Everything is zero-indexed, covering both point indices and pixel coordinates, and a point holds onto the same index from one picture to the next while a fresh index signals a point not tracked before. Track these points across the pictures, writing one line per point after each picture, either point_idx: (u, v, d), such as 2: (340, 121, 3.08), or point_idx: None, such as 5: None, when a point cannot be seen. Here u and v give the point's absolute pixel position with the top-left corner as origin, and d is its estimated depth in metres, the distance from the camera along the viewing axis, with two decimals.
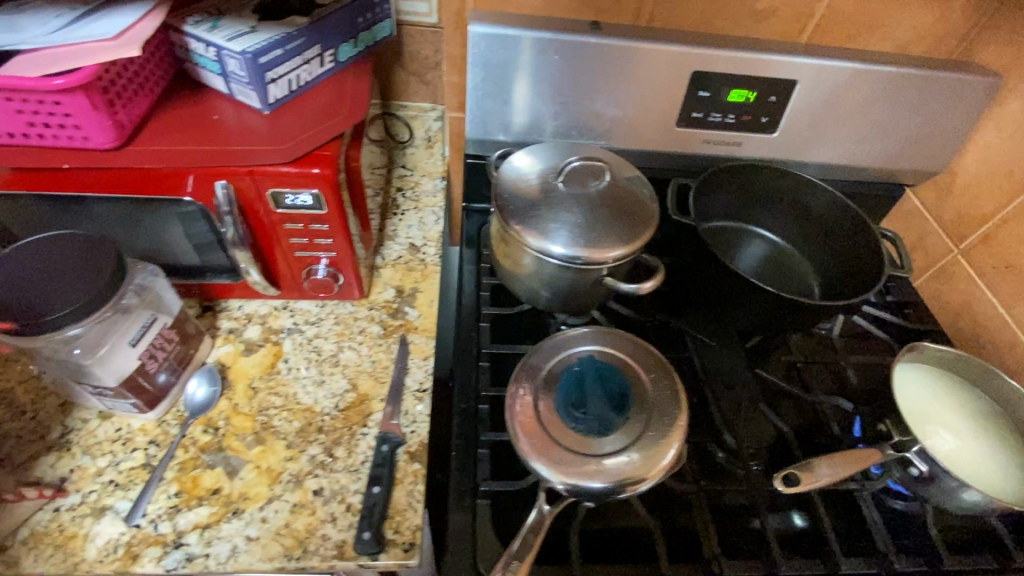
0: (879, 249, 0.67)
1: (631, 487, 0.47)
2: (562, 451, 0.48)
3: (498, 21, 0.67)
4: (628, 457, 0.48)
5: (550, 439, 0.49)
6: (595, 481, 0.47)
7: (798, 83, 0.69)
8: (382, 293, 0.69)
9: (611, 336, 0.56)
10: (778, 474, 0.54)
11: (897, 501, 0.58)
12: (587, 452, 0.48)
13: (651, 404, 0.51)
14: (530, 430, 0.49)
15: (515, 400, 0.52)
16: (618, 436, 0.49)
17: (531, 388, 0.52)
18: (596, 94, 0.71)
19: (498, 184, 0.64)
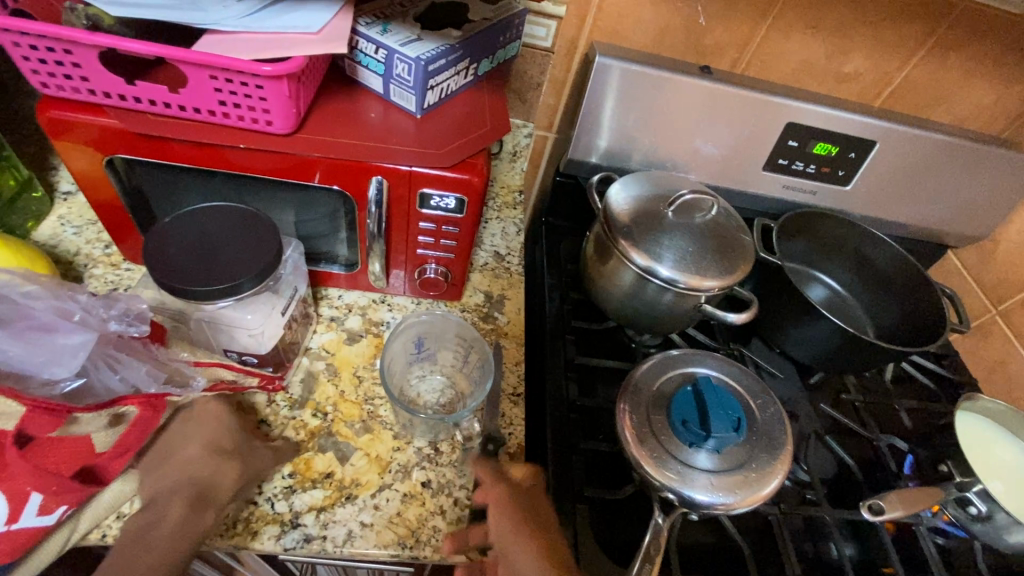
0: (941, 303, 0.73)
1: (728, 506, 0.50)
2: (672, 463, 0.51)
3: (616, 54, 0.71)
4: (737, 475, 0.51)
5: (661, 449, 0.52)
6: (700, 493, 0.50)
7: (877, 143, 0.75)
8: (472, 297, 0.72)
9: (716, 360, 0.60)
10: (865, 503, 0.57)
11: (940, 536, 0.63)
12: (695, 466, 0.51)
13: (758, 430, 0.55)
14: (643, 439, 0.53)
15: (629, 409, 0.55)
16: (726, 457, 0.52)
17: (643, 402, 0.55)
18: (694, 132, 0.75)
19: (606, 205, 0.68)
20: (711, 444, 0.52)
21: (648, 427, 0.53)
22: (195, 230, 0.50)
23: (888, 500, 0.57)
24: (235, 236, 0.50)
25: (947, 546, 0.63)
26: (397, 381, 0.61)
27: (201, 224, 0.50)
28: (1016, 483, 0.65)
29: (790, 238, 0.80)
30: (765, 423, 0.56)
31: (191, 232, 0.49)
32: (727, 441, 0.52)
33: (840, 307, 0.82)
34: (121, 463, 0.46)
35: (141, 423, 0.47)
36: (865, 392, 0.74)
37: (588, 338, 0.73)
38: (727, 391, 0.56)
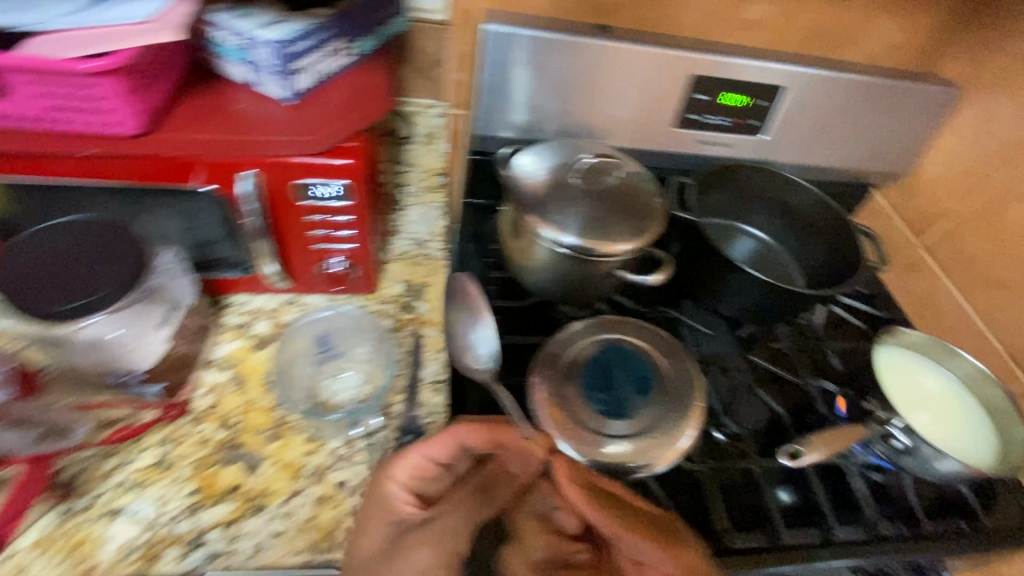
0: (856, 244, 0.72)
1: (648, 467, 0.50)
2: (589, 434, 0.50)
3: (507, 21, 0.68)
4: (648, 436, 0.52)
5: (577, 423, 0.51)
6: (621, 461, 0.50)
7: (786, 89, 0.73)
8: (391, 288, 0.69)
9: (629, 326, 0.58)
10: (784, 449, 0.58)
11: (877, 473, 0.63)
12: (609, 433, 0.51)
13: (669, 386, 0.55)
14: (558, 416, 0.51)
15: (540, 386, 0.54)
16: (637, 418, 0.52)
17: (556, 376, 0.54)
18: (601, 96, 0.73)
19: (512, 182, 0.66)
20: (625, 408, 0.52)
21: (561, 403, 0.52)
22: (45, 247, 0.46)
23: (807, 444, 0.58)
24: (91, 249, 0.47)
25: (884, 483, 0.62)
26: (307, 378, 0.60)
27: (51, 241, 0.47)
28: (941, 415, 0.65)
29: (711, 201, 0.78)
30: (675, 379, 0.55)
31: (40, 252, 0.46)
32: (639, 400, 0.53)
33: (766, 258, 0.82)
34: (14, 527, 0.44)
35: (29, 483, 0.45)
36: (795, 339, 0.74)
37: (511, 318, 0.70)
38: (635, 351, 0.56)
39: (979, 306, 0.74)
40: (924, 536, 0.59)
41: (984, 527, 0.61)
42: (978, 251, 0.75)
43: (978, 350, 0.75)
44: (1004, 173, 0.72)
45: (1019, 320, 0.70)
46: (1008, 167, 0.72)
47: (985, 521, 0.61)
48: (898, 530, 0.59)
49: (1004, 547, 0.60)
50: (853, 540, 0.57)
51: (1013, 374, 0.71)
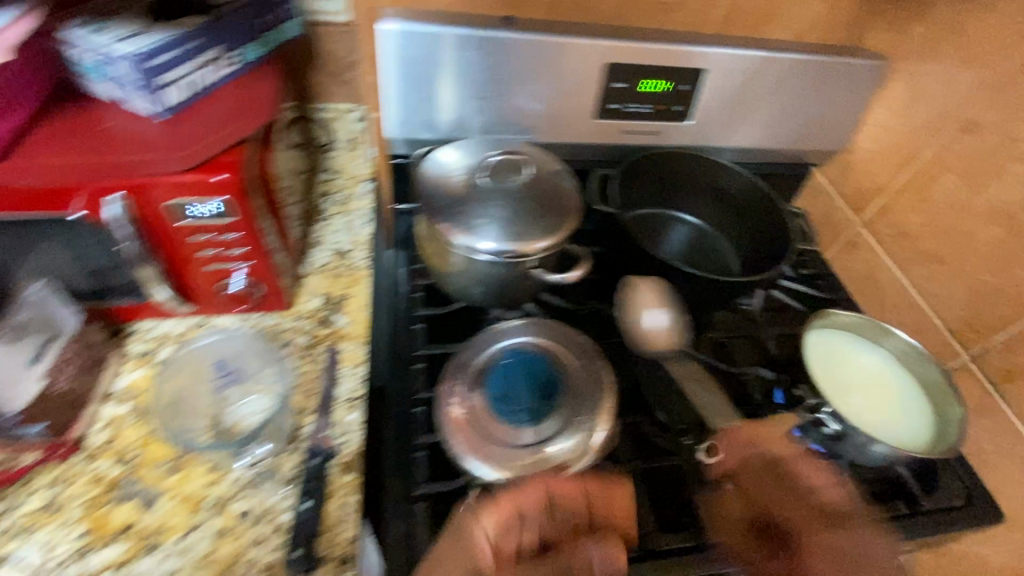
0: (789, 223, 0.72)
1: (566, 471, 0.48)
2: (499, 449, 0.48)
3: (407, 18, 0.65)
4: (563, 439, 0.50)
5: (486, 438, 0.49)
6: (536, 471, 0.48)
7: (706, 71, 0.71)
8: (308, 303, 0.67)
9: (540, 327, 0.56)
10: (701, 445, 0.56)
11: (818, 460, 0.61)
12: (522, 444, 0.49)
13: (579, 385, 0.52)
14: (466, 431, 0.49)
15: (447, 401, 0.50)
16: (548, 423, 0.50)
17: (465, 388, 0.52)
18: (516, 90, 0.71)
19: (421, 189, 0.63)
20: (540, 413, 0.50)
21: (472, 426, 0.49)
22: None
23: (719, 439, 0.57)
24: None
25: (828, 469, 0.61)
26: (208, 403, 0.57)
27: None
28: (875, 395, 0.64)
29: (639, 188, 0.76)
30: (587, 375, 0.53)
31: None
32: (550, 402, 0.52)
33: (704, 246, 0.80)
34: None
35: None
36: (732, 327, 0.73)
37: (436, 329, 0.67)
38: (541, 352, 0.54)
39: (916, 280, 0.72)
40: (863, 523, 0.57)
41: (927, 510, 0.59)
42: (910, 227, 0.73)
43: (911, 328, 0.73)
44: (932, 142, 0.69)
45: (954, 295, 0.68)
46: (934, 137, 0.69)
47: (929, 504, 0.60)
48: None
49: (941, 529, 0.59)
50: None
51: (953, 351, 0.68)
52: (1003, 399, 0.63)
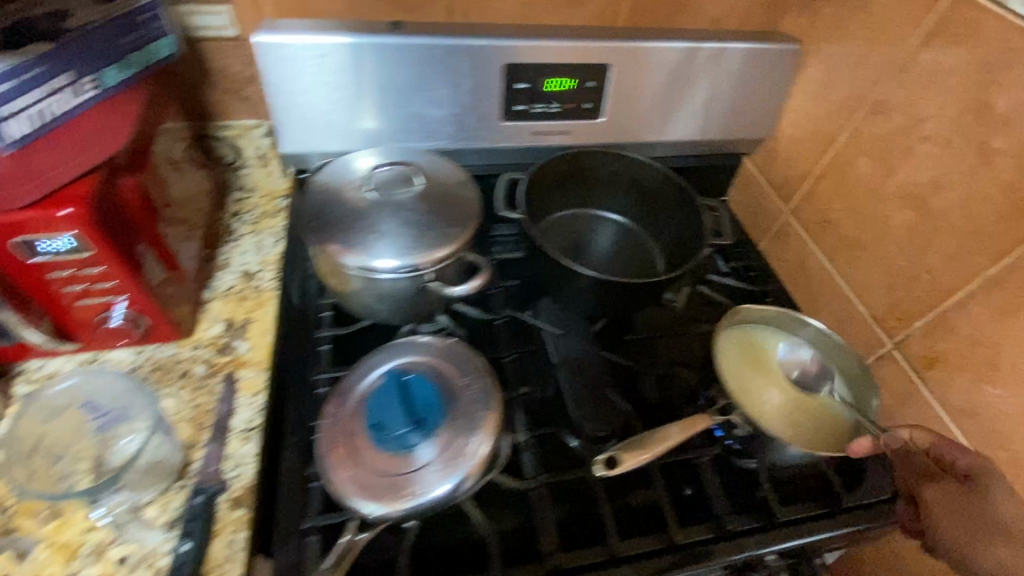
0: (699, 214, 0.70)
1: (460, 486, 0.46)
2: (379, 480, 0.46)
3: (284, 28, 0.62)
4: (451, 456, 0.47)
5: (368, 473, 0.46)
6: (425, 495, 0.45)
7: (610, 66, 0.69)
8: (209, 330, 0.65)
9: (416, 343, 0.54)
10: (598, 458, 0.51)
11: (744, 460, 0.58)
12: (408, 470, 0.46)
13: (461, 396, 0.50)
14: (347, 468, 0.46)
15: (327, 441, 0.48)
16: (433, 442, 0.47)
17: (345, 421, 0.49)
18: (415, 96, 0.67)
19: (305, 213, 0.60)
20: (400, 410, 0.46)
21: (366, 475, 0.46)
22: None
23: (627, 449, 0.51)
24: None
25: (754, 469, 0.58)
26: (91, 445, 0.55)
27: None
28: (795, 390, 0.59)
29: (548, 198, 0.77)
30: (470, 383, 0.50)
31: None
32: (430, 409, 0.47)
33: (629, 243, 0.78)
34: None
35: None
36: (654, 326, 0.72)
37: (348, 347, 0.66)
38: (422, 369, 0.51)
39: (842, 267, 0.69)
40: (780, 527, 0.55)
41: (848, 507, 0.57)
42: (832, 212, 0.70)
43: (838, 317, 0.71)
44: (847, 124, 0.67)
45: (875, 281, 0.65)
46: (848, 119, 0.67)
47: (850, 500, 0.57)
48: (749, 523, 0.55)
49: (863, 528, 0.57)
50: (698, 541, 0.53)
51: (879, 339, 0.65)
52: (928, 387, 0.60)
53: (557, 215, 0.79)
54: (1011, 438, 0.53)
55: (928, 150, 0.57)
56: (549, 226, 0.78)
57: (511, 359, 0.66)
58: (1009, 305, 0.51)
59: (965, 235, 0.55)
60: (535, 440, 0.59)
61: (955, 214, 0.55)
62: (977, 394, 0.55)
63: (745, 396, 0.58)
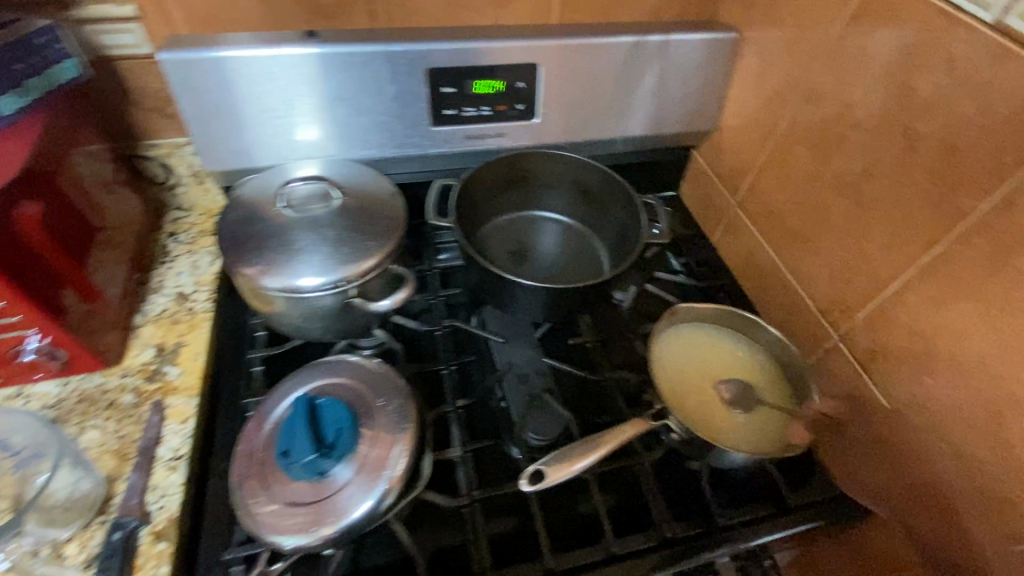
0: (637, 207, 0.69)
1: (385, 500, 0.45)
2: (299, 512, 0.44)
3: (185, 45, 0.60)
4: (370, 473, 0.45)
5: (288, 506, 0.44)
6: (349, 517, 0.44)
7: (539, 65, 0.68)
8: (138, 356, 0.63)
9: (325, 364, 0.52)
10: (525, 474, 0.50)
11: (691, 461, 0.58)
12: (328, 495, 0.45)
13: (376, 408, 0.49)
14: (265, 504, 0.45)
15: (242, 478, 0.46)
16: (350, 461, 0.46)
17: (259, 454, 0.47)
18: (339, 106, 0.66)
19: (221, 236, 0.57)
20: (306, 435, 0.45)
21: (281, 508, 0.44)
22: None
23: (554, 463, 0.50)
24: None
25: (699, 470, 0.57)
26: (11, 483, 0.53)
27: None
28: (723, 386, 0.60)
29: (477, 210, 0.75)
30: (385, 394, 0.50)
31: None
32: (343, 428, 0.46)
33: (575, 239, 0.77)
34: None
35: None
36: (600, 329, 0.70)
37: (282, 366, 0.65)
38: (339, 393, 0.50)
39: (787, 259, 0.68)
40: (723, 531, 0.54)
41: (794, 507, 0.56)
42: (775, 204, 0.69)
43: (784, 310, 0.69)
44: (784, 112, 0.65)
45: (817, 273, 0.64)
46: (785, 107, 0.65)
47: (795, 500, 0.56)
48: (690, 530, 0.53)
49: (810, 527, 0.55)
50: (637, 551, 0.52)
51: (825, 332, 0.63)
52: (873, 380, 0.57)
53: (488, 227, 0.77)
54: (954, 431, 0.49)
55: (859, 137, 0.55)
56: (482, 239, 0.76)
57: (451, 371, 0.62)
58: (941, 295, 0.49)
59: (897, 223, 0.53)
60: (472, 454, 0.57)
61: (888, 201, 0.53)
62: (916, 386, 0.52)
63: (675, 398, 0.57)
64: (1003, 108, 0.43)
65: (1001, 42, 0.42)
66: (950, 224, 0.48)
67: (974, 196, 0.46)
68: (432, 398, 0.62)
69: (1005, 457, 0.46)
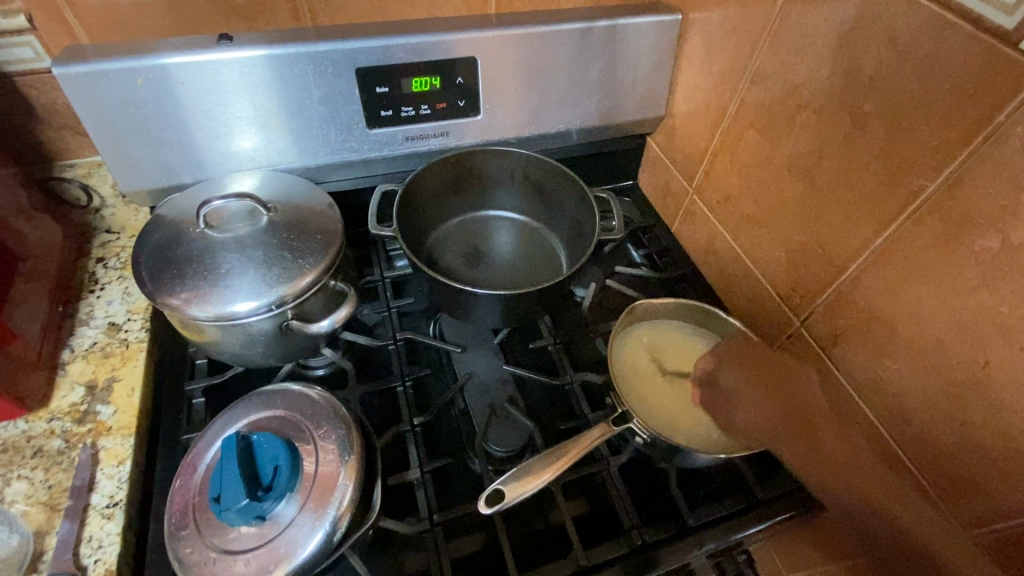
0: (591, 200, 0.67)
1: (334, 537, 0.42)
2: (242, 561, 0.41)
3: (85, 57, 0.55)
4: (315, 507, 0.43)
5: (228, 557, 0.41)
6: (296, 559, 0.41)
7: (476, 59, 0.64)
8: (67, 396, 0.58)
9: (259, 396, 0.49)
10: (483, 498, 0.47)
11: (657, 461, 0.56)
12: (273, 537, 0.42)
13: (317, 436, 0.46)
14: (204, 557, 0.41)
15: (180, 531, 0.42)
16: (293, 499, 0.43)
17: (196, 501, 0.44)
18: (265, 114, 0.61)
19: (141, 264, 0.52)
20: (240, 478, 0.41)
21: (220, 557, 0.41)
22: None
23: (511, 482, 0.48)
24: None
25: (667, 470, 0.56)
26: None
27: None
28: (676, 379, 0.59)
29: (424, 217, 0.73)
30: (325, 420, 0.47)
31: None
32: (280, 464, 0.43)
33: (530, 236, 0.75)
34: None
35: None
36: (562, 330, 0.68)
37: (227, 395, 0.61)
38: (278, 425, 0.47)
39: (746, 245, 0.66)
40: (695, 532, 0.52)
41: (765, 500, 0.54)
42: (730, 190, 0.67)
43: (747, 297, 0.68)
44: (733, 95, 0.63)
45: (776, 258, 0.62)
46: (733, 90, 0.63)
47: (767, 493, 0.55)
48: (661, 534, 0.51)
49: (778, 520, 0.54)
50: (607, 561, 0.50)
51: (787, 318, 0.62)
52: (835, 366, 0.56)
53: (437, 234, 0.75)
54: (915, 409, 0.49)
55: (808, 118, 0.54)
56: (431, 248, 0.73)
57: (406, 386, 0.60)
58: (896, 277, 0.48)
59: (849, 204, 0.51)
60: (432, 474, 0.55)
61: (840, 184, 0.52)
62: (878, 369, 0.51)
63: (635, 400, 0.56)
64: (946, 84, 0.41)
65: (942, 14, 0.41)
66: (901, 205, 0.46)
67: (923, 174, 0.44)
68: (388, 417, 0.59)
69: (967, 437, 0.45)
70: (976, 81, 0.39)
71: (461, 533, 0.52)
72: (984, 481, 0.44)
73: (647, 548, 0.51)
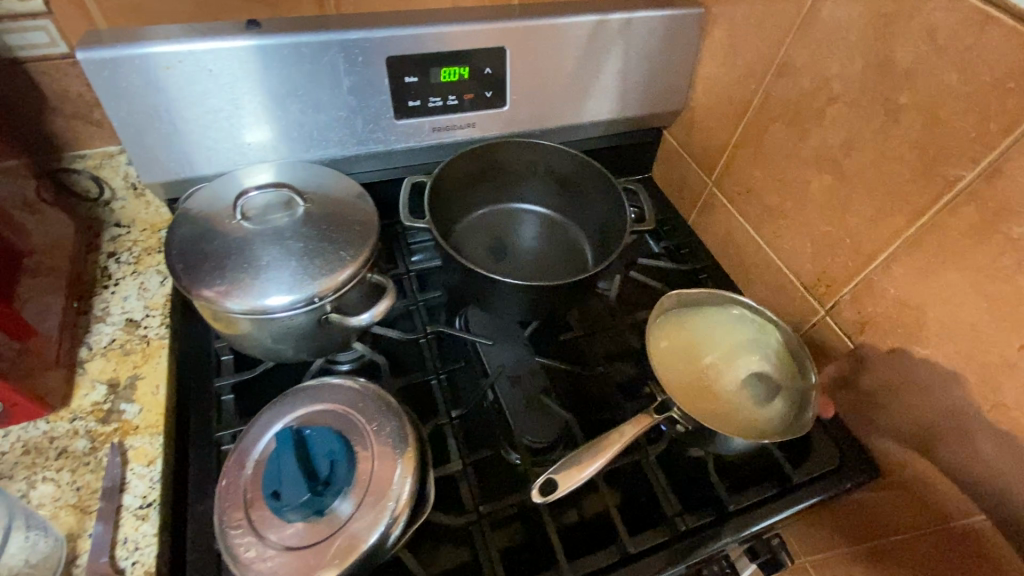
0: (620, 194, 0.67)
1: (390, 535, 0.41)
2: (300, 558, 0.40)
3: (105, 42, 0.52)
4: (371, 503, 0.42)
5: (285, 552, 0.40)
6: (353, 557, 0.40)
7: (505, 49, 0.64)
8: (88, 395, 0.56)
9: (305, 392, 0.48)
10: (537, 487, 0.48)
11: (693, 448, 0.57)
12: (331, 532, 0.41)
13: (369, 432, 0.45)
14: (259, 555, 0.40)
15: (233, 528, 0.41)
16: (349, 495, 0.42)
17: (248, 499, 0.43)
18: (291, 103, 0.60)
19: (173, 255, 0.51)
20: (297, 473, 0.41)
21: (276, 554, 0.40)
22: None
23: (562, 472, 0.48)
24: None
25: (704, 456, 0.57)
26: None
27: None
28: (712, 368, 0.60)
29: (449, 210, 0.72)
30: (376, 415, 0.46)
31: None
32: (333, 459, 0.43)
33: (553, 230, 0.75)
34: None
35: None
36: (589, 321, 0.68)
37: (254, 389, 0.61)
38: (327, 420, 0.46)
39: (768, 237, 0.67)
40: (734, 517, 0.53)
41: (799, 484, 0.56)
42: (753, 181, 0.68)
43: (768, 287, 0.69)
44: (758, 88, 0.64)
45: (801, 249, 0.63)
46: (758, 83, 0.64)
47: (800, 477, 0.56)
48: (702, 519, 0.52)
49: (812, 503, 0.55)
50: (652, 548, 0.50)
51: (813, 307, 0.63)
52: (863, 352, 0.58)
53: (462, 226, 0.74)
54: (948, 391, 0.51)
55: (838, 111, 0.55)
56: (457, 240, 0.72)
57: (440, 379, 0.59)
58: (928, 265, 0.50)
59: (880, 195, 0.53)
60: (473, 467, 0.54)
61: (871, 174, 0.53)
62: (909, 354, 0.53)
63: (672, 388, 0.57)
64: (986, 76, 0.43)
65: (983, 9, 0.42)
66: (935, 195, 0.48)
67: (958, 165, 0.46)
68: (424, 411, 0.58)
69: (1001, 417, 0.47)
70: (1015, 74, 0.41)
71: (506, 524, 0.52)
72: (1018, 458, 0.46)
73: (690, 535, 0.52)
